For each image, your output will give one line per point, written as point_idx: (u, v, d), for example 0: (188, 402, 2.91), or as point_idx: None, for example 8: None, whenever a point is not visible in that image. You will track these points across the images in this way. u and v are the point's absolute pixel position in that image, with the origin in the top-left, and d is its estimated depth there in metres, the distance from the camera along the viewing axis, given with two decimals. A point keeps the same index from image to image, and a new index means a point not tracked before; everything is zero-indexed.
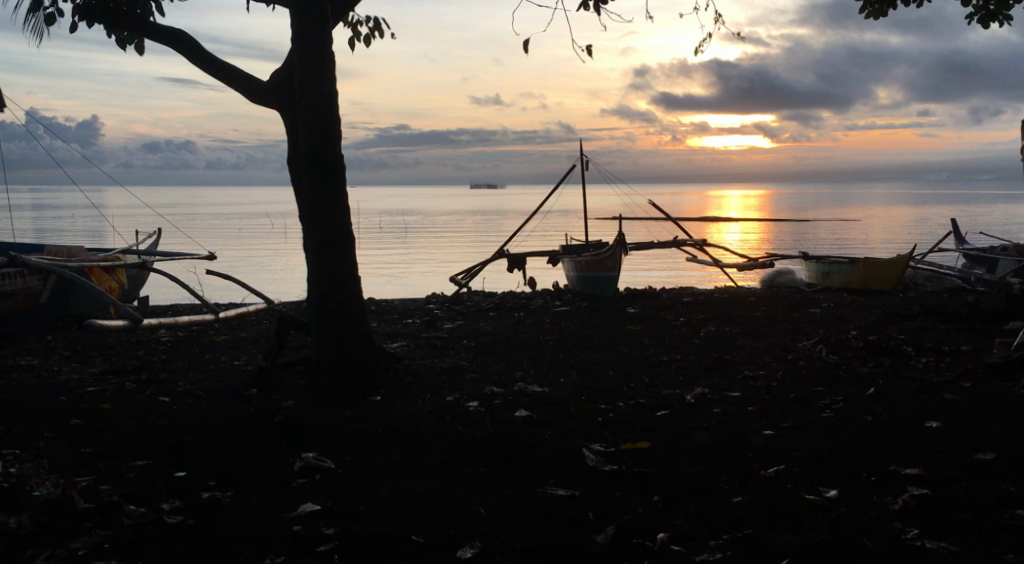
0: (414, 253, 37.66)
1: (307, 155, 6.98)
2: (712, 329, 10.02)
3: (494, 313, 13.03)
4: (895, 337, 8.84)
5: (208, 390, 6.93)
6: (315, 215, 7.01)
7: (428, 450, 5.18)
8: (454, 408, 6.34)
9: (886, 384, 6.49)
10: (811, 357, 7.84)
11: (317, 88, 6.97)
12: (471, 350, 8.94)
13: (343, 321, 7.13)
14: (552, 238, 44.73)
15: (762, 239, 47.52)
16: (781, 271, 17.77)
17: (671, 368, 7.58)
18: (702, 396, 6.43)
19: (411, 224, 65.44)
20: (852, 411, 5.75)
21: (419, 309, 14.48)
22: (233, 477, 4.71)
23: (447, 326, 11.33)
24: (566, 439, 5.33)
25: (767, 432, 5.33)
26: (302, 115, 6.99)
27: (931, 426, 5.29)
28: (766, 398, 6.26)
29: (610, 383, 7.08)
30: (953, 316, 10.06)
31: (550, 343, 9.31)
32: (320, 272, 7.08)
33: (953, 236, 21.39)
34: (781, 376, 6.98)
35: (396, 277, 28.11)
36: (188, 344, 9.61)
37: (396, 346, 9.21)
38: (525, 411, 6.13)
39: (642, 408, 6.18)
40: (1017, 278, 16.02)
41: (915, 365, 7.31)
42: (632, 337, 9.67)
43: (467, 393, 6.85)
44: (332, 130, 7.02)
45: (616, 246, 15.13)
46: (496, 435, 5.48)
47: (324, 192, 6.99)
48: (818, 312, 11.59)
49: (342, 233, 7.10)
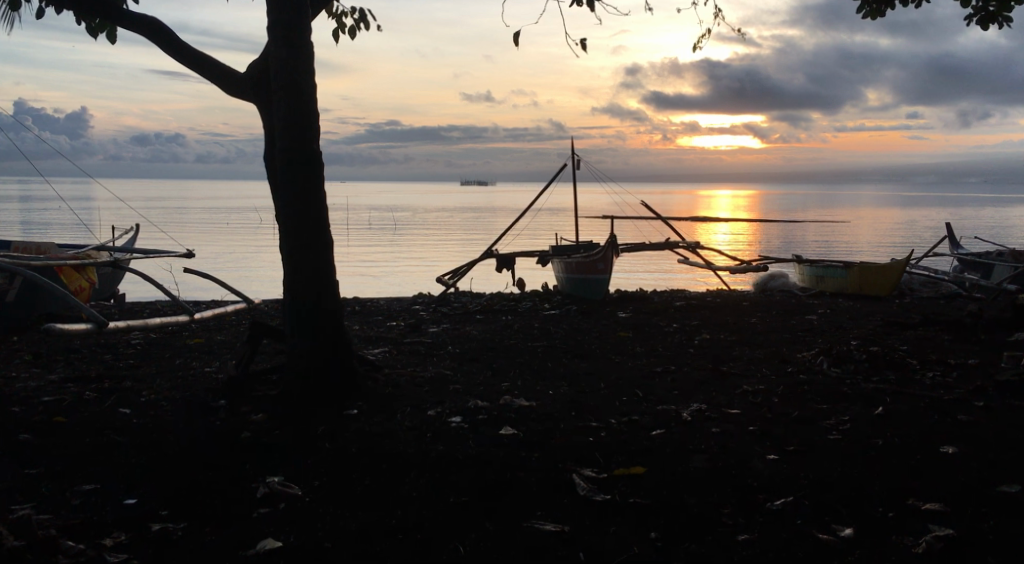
0: (401, 251, 37.15)
1: (284, 151, 6.55)
2: (706, 337, 9.63)
3: (480, 316, 12.61)
4: (898, 348, 8.48)
5: (174, 402, 6.52)
6: (292, 215, 6.58)
7: (405, 474, 4.79)
8: (436, 424, 5.94)
9: (893, 402, 6.13)
10: (812, 370, 7.48)
11: (295, 81, 6.55)
12: (456, 358, 8.54)
13: (322, 326, 6.71)
14: (540, 237, 44.30)
15: (753, 240, 47.01)
16: (774, 273, 17.43)
17: (666, 380, 7.20)
18: (699, 413, 6.06)
19: (398, 219, 64.93)
20: (861, 433, 5.39)
21: (403, 311, 14.04)
22: (190, 506, 4.33)
23: (432, 330, 10.90)
24: (555, 462, 4.95)
25: (771, 456, 4.97)
26: (278, 109, 6.56)
27: (948, 452, 4.93)
28: (768, 416, 5.89)
29: (602, 396, 6.69)
30: (955, 326, 9.71)
31: (538, 351, 8.91)
32: (297, 274, 6.65)
33: (948, 240, 21.09)
34: (783, 391, 6.61)
35: (383, 274, 27.62)
36: (159, 347, 9.16)
37: (377, 352, 8.79)
38: (511, 428, 5.74)
39: (636, 426, 5.80)
40: (1013, 284, 15.72)
41: (921, 380, 6.97)
42: (624, 345, 9.28)
43: (450, 406, 6.45)
44: (311, 125, 6.61)
45: (608, 247, 14.73)
46: (479, 457, 5.09)
47: (304, 190, 6.57)
48: (815, 320, 11.22)
49: (321, 233, 6.68)
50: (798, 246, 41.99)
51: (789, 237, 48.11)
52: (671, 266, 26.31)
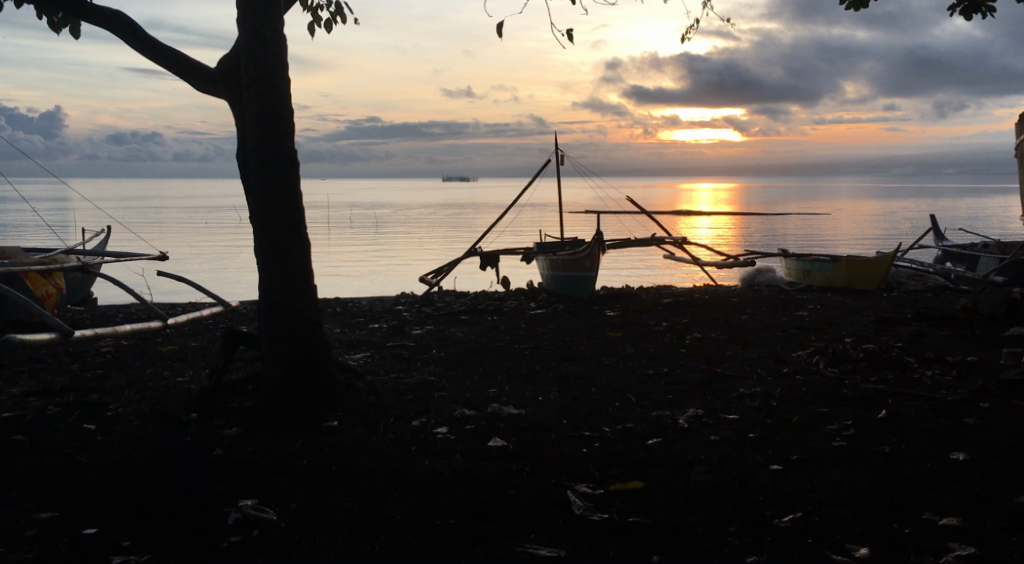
0: (383, 249, 36.62)
1: (256, 148, 6.22)
2: (698, 336, 9.37)
3: (464, 316, 12.30)
4: (894, 346, 8.26)
5: (143, 416, 6.19)
6: (266, 215, 6.25)
7: (388, 494, 4.50)
8: (421, 436, 5.65)
9: (895, 404, 5.90)
10: (808, 371, 7.24)
11: (267, 75, 6.20)
12: (440, 362, 8.24)
13: (299, 333, 6.38)
14: (523, 233, 44.06)
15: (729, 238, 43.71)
16: (762, 269, 17.22)
17: (660, 384, 6.94)
18: (695, 419, 5.80)
19: (380, 217, 64.57)
20: (866, 439, 5.15)
21: (386, 312, 13.70)
22: (155, 536, 4.03)
23: (415, 332, 10.57)
24: (547, 477, 4.68)
25: (775, 466, 4.73)
26: (250, 105, 6.22)
27: (959, 459, 4.70)
28: (768, 422, 5.65)
29: (593, 402, 6.42)
30: (949, 321, 9.52)
31: (525, 353, 8.63)
32: (272, 277, 6.32)
33: (933, 232, 20.98)
34: (781, 394, 6.37)
35: (364, 274, 27.15)
36: (130, 356, 8.78)
37: (358, 358, 8.48)
38: (500, 440, 5.46)
39: (632, 435, 5.54)
40: (1000, 276, 15.61)
41: (921, 380, 6.77)
42: (613, 346, 9.01)
43: (436, 416, 6.15)
44: (285, 121, 6.27)
45: (594, 244, 14.47)
46: (467, 472, 4.81)
47: (278, 191, 6.24)
48: (806, 316, 11.00)
49: (296, 235, 6.34)
50: (782, 239, 41.89)
51: (772, 230, 48.10)
52: (657, 264, 25.65)
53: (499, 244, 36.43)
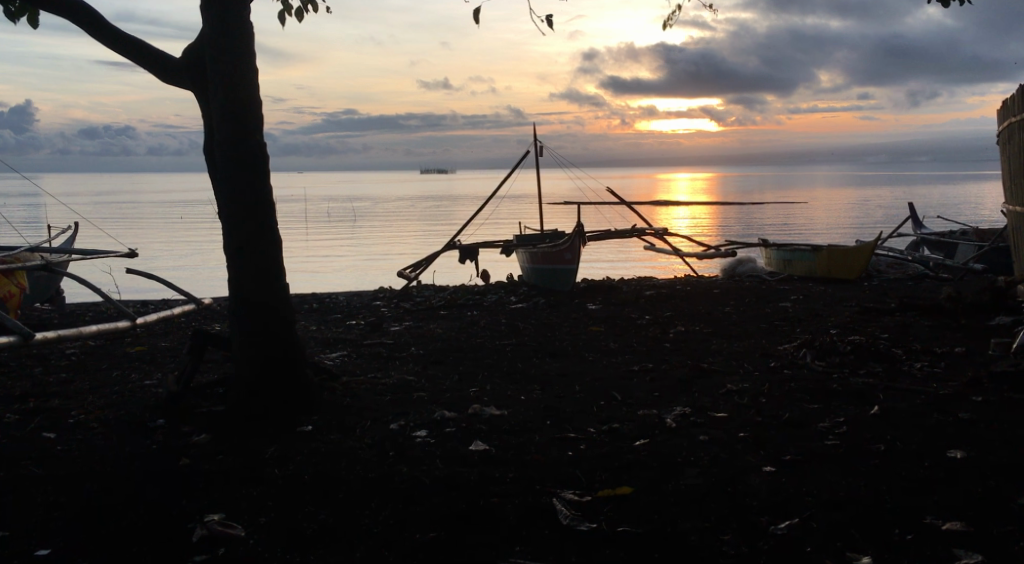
0: (361, 243, 36.18)
1: (222, 142, 5.95)
2: (682, 330, 9.19)
3: (444, 312, 12.04)
4: (880, 337, 8.12)
5: (105, 423, 5.92)
6: (235, 211, 5.97)
7: (365, 504, 4.28)
8: (399, 440, 5.42)
9: (887, 399, 5.75)
10: (795, 365, 7.09)
11: (233, 66, 5.92)
12: (419, 361, 8.00)
13: (271, 334, 6.10)
14: (503, 225, 43.83)
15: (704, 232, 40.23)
16: (743, 259, 17.24)
17: (645, 381, 6.76)
18: (683, 418, 5.62)
19: (358, 210, 64.13)
20: (859, 437, 5.00)
21: (363, 307, 13.41)
22: (115, 557, 3.79)
23: (393, 329, 10.30)
24: (532, 484, 4.48)
25: (767, 468, 4.56)
26: (214, 96, 5.93)
27: (956, 459, 4.56)
28: (757, 420, 5.48)
29: (577, 401, 6.22)
30: (934, 311, 9.42)
31: (506, 350, 8.41)
32: (243, 277, 6.04)
33: (911, 220, 20.94)
34: (770, 390, 6.21)
35: (342, 268, 26.75)
36: (96, 358, 8.45)
37: (334, 358, 8.21)
38: (482, 443, 5.25)
39: (618, 436, 5.34)
40: (979, 263, 15.58)
41: (910, 373, 6.64)
42: (596, 341, 8.81)
43: (414, 419, 5.92)
44: (253, 115, 6.00)
45: (574, 236, 14.17)
46: (448, 478, 4.60)
47: (246, 186, 5.97)
48: (790, 308, 10.85)
49: (267, 231, 6.07)
50: (760, 227, 41.92)
51: (751, 219, 48.10)
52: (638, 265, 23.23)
53: (479, 237, 36.16)
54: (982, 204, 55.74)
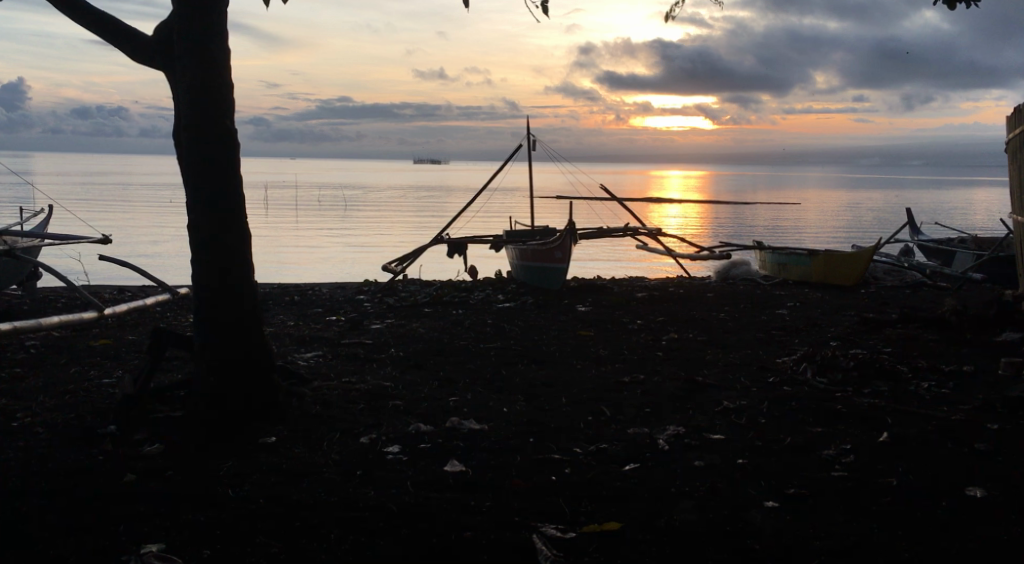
0: (348, 232, 35.61)
1: (186, 126, 5.47)
2: (674, 337, 8.79)
3: (428, 310, 11.56)
4: (883, 352, 7.74)
5: (52, 429, 5.46)
6: (200, 202, 5.50)
7: (326, 536, 3.86)
8: (370, 457, 4.99)
9: (894, 424, 5.38)
10: (796, 381, 6.70)
11: (200, 44, 5.43)
12: (398, 364, 7.57)
13: (235, 336, 5.62)
14: (494, 218, 43.42)
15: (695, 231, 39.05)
16: (738, 261, 16.66)
17: (636, 394, 6.35)
18: (677, 440, 5.22)
19: (348, 198, 63.56)
20: (868, 468, 4.61)
21: (346, 302, 12.94)
22: None
23: (374, 327, 9.84)
24: (511, 515, 4.07)
25: (770, 503, 4.16)
26: (181, 77, 5.46)
27: (977, 498, 4.18)
28: (756, 443, 5.07)
29: (563, 416, 5.81)
30: (937, 324, 9.04)
31: (490, 354, 7.98)
32: (207, 274, 5.56)
33: (907, 226, 20.53)
34: (769, 410, 5.81)
35: (328, 258, 26.23)
36: (55, 352, 7.96)
37: (308, 359, 7.76)
38: (458, 463, 4.84)
39: (606, 459, 4.92)
40: (978, 273, 15.24)
41: (917, 393, 6.27)
42: (585, 347, 8.40)
43: (387, 432, 5.49)
44: (222, 99, 5.52)
45: (566, 235, 13.65)
46: (420, 505, 4.18)
47: (212, 175, 5.50)
48: (787, 316, 10.47)
49: (235, 224, 5.60)
50: (752, 228, 41.54)
51: (743, 219, 47.93)
52: (629, 266, 22.48)
53: (469, 230, 35.75)
54: (975, 210, 55.53)
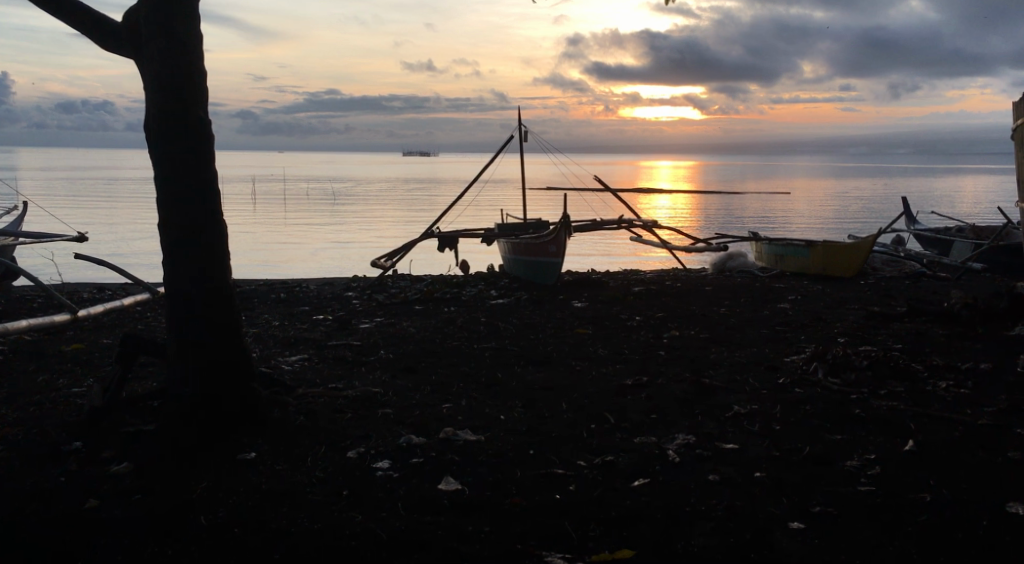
0: (339, 226, 35.17)
1: (157, 117, 5.05)
2: (675, 335, 8.43)
3: (419, 307, 11.17)
4: (895, 349, 7.40)
5: (14, 445, 5.08)
6: (171, 200, 5.09)
7: None
8: (356, 474, 4.62)
9: (919, 430, 5.03)
10: (807, 382, 6.35)
11: (169, 31, 5.02)
12: (388, 368, 7.18)
13: (213, 343, 5.22)
14: (485, 211, 42.97)
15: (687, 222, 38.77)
16: (734, 253, 16.47)
17: (640, 399, 5.99)
18: (687, 450, 4.87)
19: (337, 192, 62.95)
20: (897, 480, 4.27)
21: (334, 299, 12.54)
22: None
23: (363, 327, 9.44)
24: (513, 543, 3.71)
25: (795, 525, 3.82)
26: (149, 65, 5.05)
27: (1020, 516, 3.84)
28: (774, 454, 4.72)
29: (564, 424, 5.46)
30: (946, 318, 8.72)
31: (484, 356, 7.60)
32: (180, 276, 5.15)
33: (903, 216, 20.21)
34: (783, 415, 5.46)
35: (316, 252, 25.78)
36: (25, 358, 7.53)
37: (292, 364, 7.36)
38: (452, 480, 4.48)
39: (613, 473, 4.57)
40: (978, 263, 14.95)
41: (935, 394, 5.95)
42: (584, 347, 8.03)
43: (375, 445, 5.11)
44: (195, 89, 5.11)
45: (560, 228, 13.28)
46: (410, 533, 3.81)
47: (185, 170, 5.08)
48: (790, 311, 10.12)
49: (209, 225, 5.18)
50: (745, 219, 41.29)
51: (734, 209, 47.70)
52: (621, 259, 22.20)
53: (460, 223, 35.36)
54: (964, 198, 55.56)
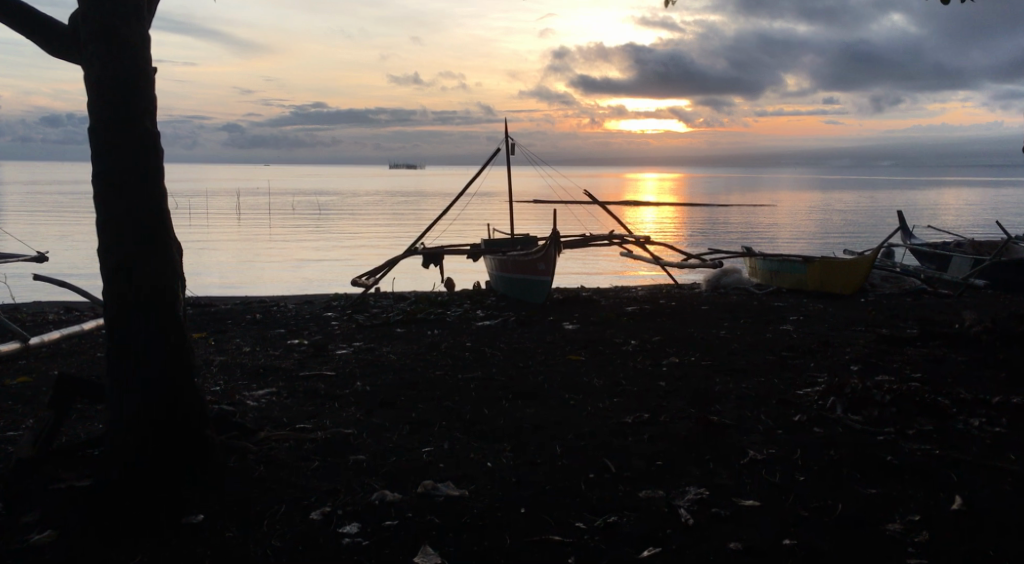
0: (323, 240, 34.30)
1: (105, 117, 4.37)
2: (675, 363, 7.80)
3: (400, 331, 10.45)
4: (915, 380, 6.81)
5: None
6: (121, 210, 4.42)
7: None
8: (317, 546, 3.98)
9: (962, 482, 4.44)
10: (827, 419, 5.73)
11: (111, 22, 4.34)
12: (363, 404, 6.49)
13: (174, 366, 4.56)
14: (470, 225, 42.25)
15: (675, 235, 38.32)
16: (727, 269, 15.82)
17: (643, 442, 5.36)
18: (700, 508, 4.25)
19: (321, 205, 62.02)
20: (948, 554, 3.67)
21: (312, 321, 11.80)
22: None
23: (339, 354, 8.74)
24: None
25: None
26: (89, 59, 4.36)
27: None
28: (802, 513, 4.11)
29: (557, 473, 4.83)
30: (965, 343, 8.13)
31: (469, 388, 6.94)
32: (132, 295, 4.45)
33: (898, 231, 19.69)
34: (805, 461, 4.87)
35: (297, 268, 24.97)
36: None
37: (258, 399, 6.66)
38: (430, 552, 3.86)
39: (619, 539, 3.94)
40: (980, 280, 14.45)
41: (969, 435, 5.35)
42: (578, 377, 7.39)
43: (340, 503, 4.45)
44: (143, 89, 4.47)
45: (550, 245, 12.60)
46: None
47: (134, 176, 4.43)
48: (794, 333, 9.53)
49: (161, 240, 4.53)
50: (733, 230, 40.85)
51: (721, 222, 47.28)
52: (610, 275, 21.56)
53: (445, 238, 34.58)
54: (949, 210, 55.41)
